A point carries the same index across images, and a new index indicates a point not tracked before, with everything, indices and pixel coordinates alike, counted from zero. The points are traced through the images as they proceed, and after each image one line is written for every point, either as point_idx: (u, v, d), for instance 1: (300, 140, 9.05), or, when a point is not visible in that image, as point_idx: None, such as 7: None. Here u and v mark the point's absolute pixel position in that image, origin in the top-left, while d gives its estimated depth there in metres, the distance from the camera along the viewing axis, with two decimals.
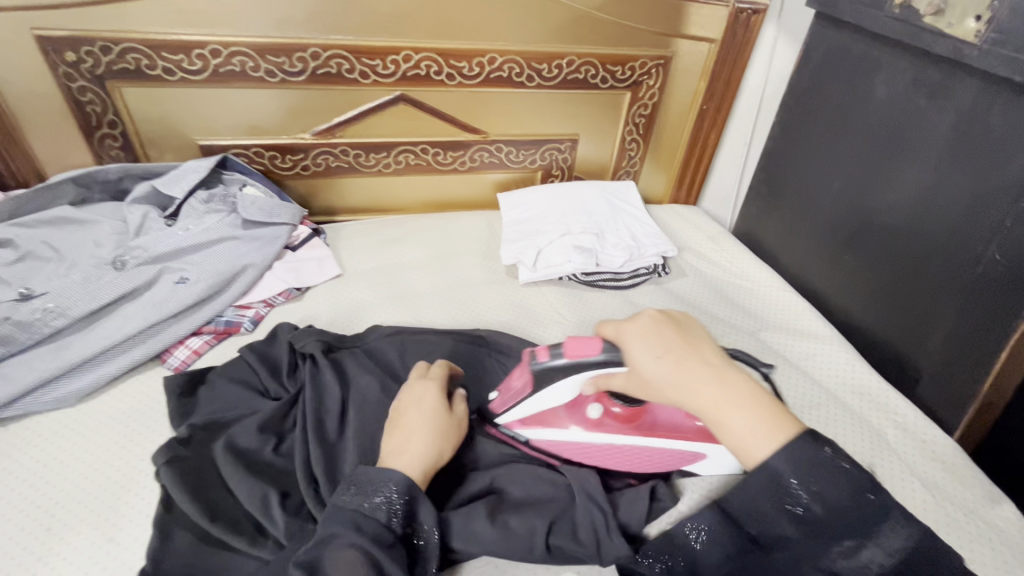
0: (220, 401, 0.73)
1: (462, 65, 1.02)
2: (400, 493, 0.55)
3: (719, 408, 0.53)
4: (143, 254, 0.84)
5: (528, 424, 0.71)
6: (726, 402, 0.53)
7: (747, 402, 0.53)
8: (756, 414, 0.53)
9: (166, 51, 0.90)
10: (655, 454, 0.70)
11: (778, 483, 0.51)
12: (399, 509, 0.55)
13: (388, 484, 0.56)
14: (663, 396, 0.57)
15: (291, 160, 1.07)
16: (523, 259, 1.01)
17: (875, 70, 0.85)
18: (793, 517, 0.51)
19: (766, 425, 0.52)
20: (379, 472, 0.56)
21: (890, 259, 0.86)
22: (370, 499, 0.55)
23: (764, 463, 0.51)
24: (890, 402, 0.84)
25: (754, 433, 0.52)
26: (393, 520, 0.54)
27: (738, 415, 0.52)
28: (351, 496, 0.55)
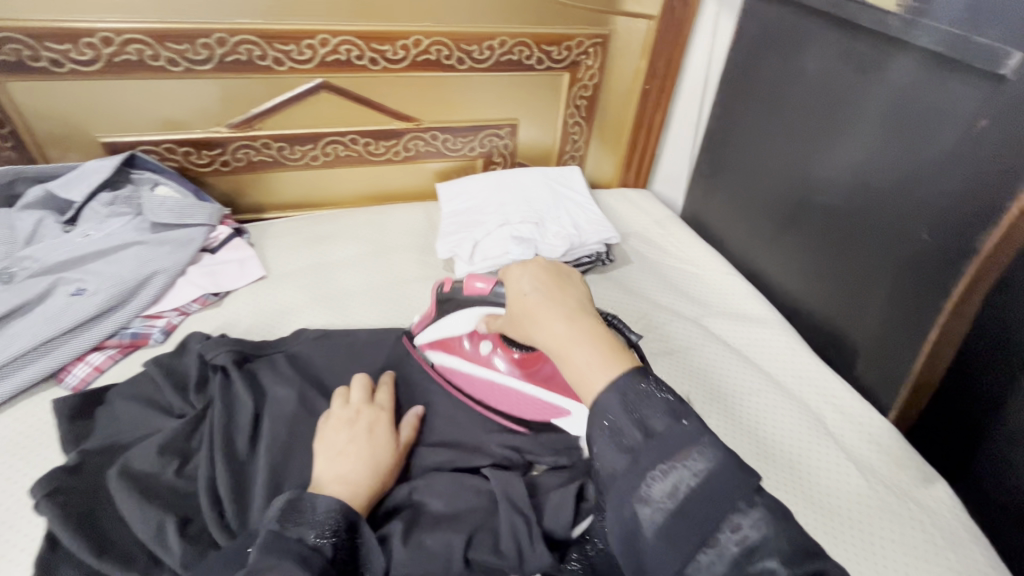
0: (119, 423, 0.68)
1: (385, 48, 0.96)
2: (342, 521, 0.54)
3: (567, 340, 0.47)
4: (34, 266, 0.78)
5: (438, 348, 0.82)
6: (569, 336, 0.47)
7: (591, 338, 0.47)
8: (602, 350, 0.46)
9: (50, 41, 0.83)
10: (532, 400, 0.76)
11: None
12: (338, 536, 0.53)
13: (325, 512, 0.54)
14: (525, 329, 0.52)
15: (208, 156, 1.00)
16: (458, 252, 0.97)
17: (807, 43, 0.82)
18: (618, 446, 0.41)
19: (604, 360, 0.45)
20: (317, 499, 0.55)
21: (828, 239, 0.84)
22: (317, 532, 0.52)
23: (598, 401, 0.43)
24: (829, 385, 0.82)
25: (592, 367, 0.45)
26: (333, 548, 0.51)
27: (580, 349, 0.46)
28: (289, 525, 0.52)
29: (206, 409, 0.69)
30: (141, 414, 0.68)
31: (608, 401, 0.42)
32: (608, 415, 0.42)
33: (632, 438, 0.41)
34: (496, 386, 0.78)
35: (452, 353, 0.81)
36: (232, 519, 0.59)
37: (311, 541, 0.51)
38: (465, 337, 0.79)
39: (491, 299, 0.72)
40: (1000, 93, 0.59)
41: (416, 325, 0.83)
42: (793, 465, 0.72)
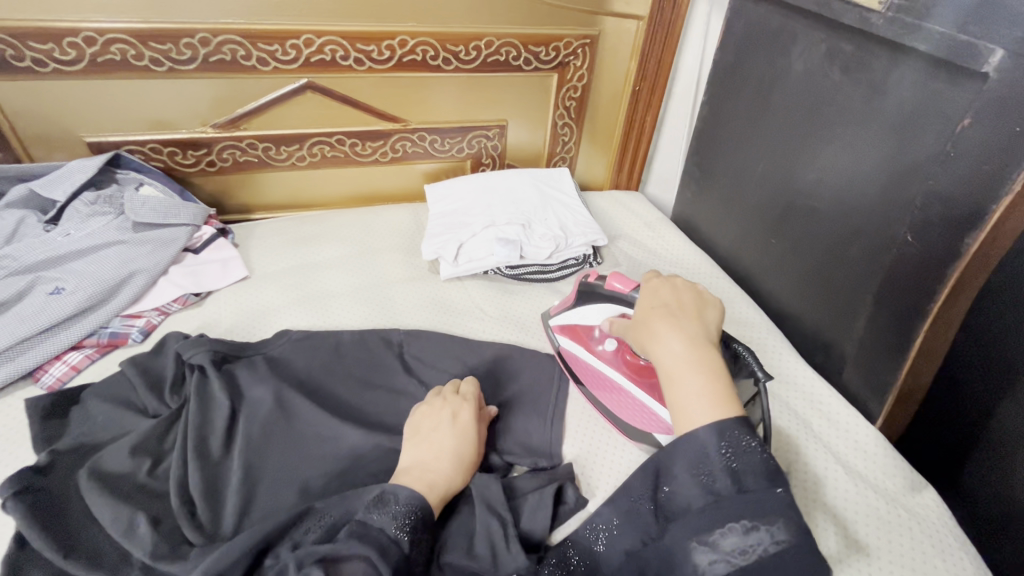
0: (93, 423, 0.67)
1: (370, 49, 0.96)
2: (422, 519, 0.53)
3: (686, 362, 0.53)
4: (13, 265, 0.78)
5: (565, 332, 0.80)
6: (687, 362, 0.53)
7: (704, 371, 0.53)
8: (708, 390, 0.52)
9: (33, 41, 0.83)
10: (642, 408, 0.69)
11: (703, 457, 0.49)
12: (416, 534, 0.52)
13: (410, 506, 0.53)
14: (642, 335, 0.59)
15: (194, 156, 1.00)
16: (443, 254, 0.96)
17: (791, 43, 0.81)
18: (701, 489, 0.49)
19: (712, 398, 0.51)
20: (406, 491, 0.54)
21: (814, 242, 0.83)
22: (397, 525, 0.51)
23: (691, 429, 0.50)
24: (814, 390, 0.81)
25: (699, 399, 0.51)
26: (410, 545, 0.51)
27: (691, 378, 0.52)
28: (373, 514, 0.52)
29: (181, 408, 0.69)
30: (114, 414, 0.68)
31: (702, 436, 0.50)
32: (701, 453, 0.50)
33: (719, 484, 0.48)
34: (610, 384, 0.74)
35: (576, 342, 0.78)
36: (203, 519, 0.59)
37: (392, 534, 0.50)
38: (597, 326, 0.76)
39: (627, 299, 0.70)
40: (983, 92, 0.58)
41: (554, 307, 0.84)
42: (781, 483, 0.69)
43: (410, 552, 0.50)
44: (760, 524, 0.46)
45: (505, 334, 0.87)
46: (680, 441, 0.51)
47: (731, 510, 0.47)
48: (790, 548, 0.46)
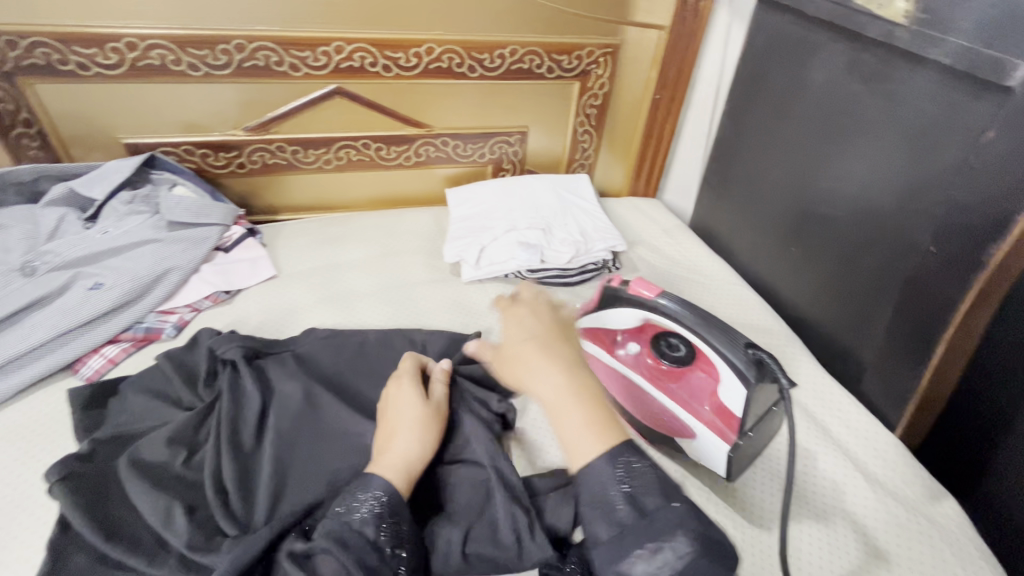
0: (131, 414, 0.70)
1: (398, 56, 0.99)
2: (393, 505, 0.53)
3: (565, 398, 0.52)
4: (55, 260, 0.81)
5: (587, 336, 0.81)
6: (563, 399, 0.52)
7: (581, 404, 0.52)
8: (587, 422, 0.51)
9: (78, 46, 0.86)
10: (666, 414, 0.70)
11: (599, 489, 0.48)
12: (387, 520, 0.52)
13: (378, 493, 0.54)
14: (515, 372, 0.56)
15: (225, 158, 1.03)
16: (465, 257, 0.98)
17: (813, 54, 0.82)
18: (601, 520, 0.47)
19: (596, 428, 0.51)
20: (373, 480, 0.55)
21: (834, 251, 0.83)
22: (358, 514, 0.52)
23: (585, 465, 0.49)
24: (834, 397, 0.81)
25: (584, 433, 0.51)
26: (378, 532, 0.51)
27: (572, 413, 0.52)
28: (338, 508, 0.53)
29: (215, 401, 0.71)
30: (150, 406, 0.70)
31: (598, 471, 0.48)
32: (598, 485, 0.48)
33: (622, 513, 0.47)
34: (633, 389, 0.74)
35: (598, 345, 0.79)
36: (237, 509, 0.60)
37: (357, 524, 0.51)
38: (620, 330, 0.78)
39: (657, 305, 0.71)
40: (1008, 105, 0.58)
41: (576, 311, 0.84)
42: (803, 494, 0.69)
43: (380, 540, 0.51)
44: (664, 543, 0.44)
45: None
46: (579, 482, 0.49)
47: (635, 536, 0.45)
48: (696, 560, 0.44)
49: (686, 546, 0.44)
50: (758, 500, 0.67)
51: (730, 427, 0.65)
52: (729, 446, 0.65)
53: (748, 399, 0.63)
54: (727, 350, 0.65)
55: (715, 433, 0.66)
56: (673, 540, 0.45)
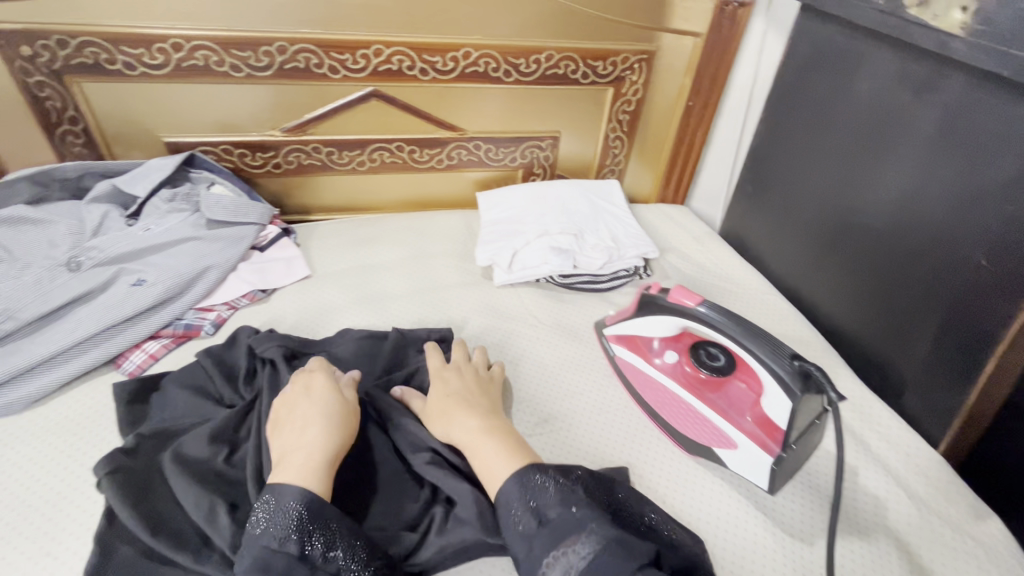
0: (173, 409, 0.70)
1: (436, 60, 0.99)
2: (310, 509, 0.51)
3: (480, 435, 0.60)
4: (99, 255, 0.82)
5: (622, 343, 0.81)
6: (477, 437, 0.60)
7: (496, 438, 0.59)
8: (503, 450, 0.58)
9: (125, 45, 0.87)
10: (705, 423, 0.70)
11: (507, 508, 0.52)
12: (308, 527, 0.50)
13: (287, 503, 0.51)
14: (438, 424, 0.64)
15: (262, 158, 1.04)
16: (498, 260, 0.98)
17: (860, 64, 0.82)
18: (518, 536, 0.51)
19: (507, 454, 0.57)
20: (274, 490, 0.52)
21: (875, 263, 0.82)
22: (275, 529, 0.49)
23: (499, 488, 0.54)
24: (874, 411, 0.79)
25: (498, 460, 0.57)
26: (300, 544, 0.49)
27: (487, 444, 0.59)
28: (256, 526, 0.50)
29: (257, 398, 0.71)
30: (192, 402, 0.71)
31: (511, 490, 0.53)
32: (508, 504, 0.52)
33: (527, 525, 0.50)
34: (670, 397, 0.74)
35: (635, 353, 0.80)
36: None
37: (273, 545, 0.49)
38: (657, 339, 0.79)
39: (697, 314, 0.69)
40: None
41: (609, 317, 0.85)
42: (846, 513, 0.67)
43: (304, 549, 0.49)
44: (566, 547, 0.47)
45: (558, 341, 0.88)
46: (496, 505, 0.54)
47: (543, 544, 0.49)
48: (599, 555, 0.46)
49: (590, 546, 0.47)
50: (801, 514, 0.66)
51: (773, 439, 0.65)
52: (771, 458, 0.64)
53: (795, 411, 0.62)
54: (773, 361, 0.63)
55: (757, 444, 0.65)
56: (575, 543, 0.47)
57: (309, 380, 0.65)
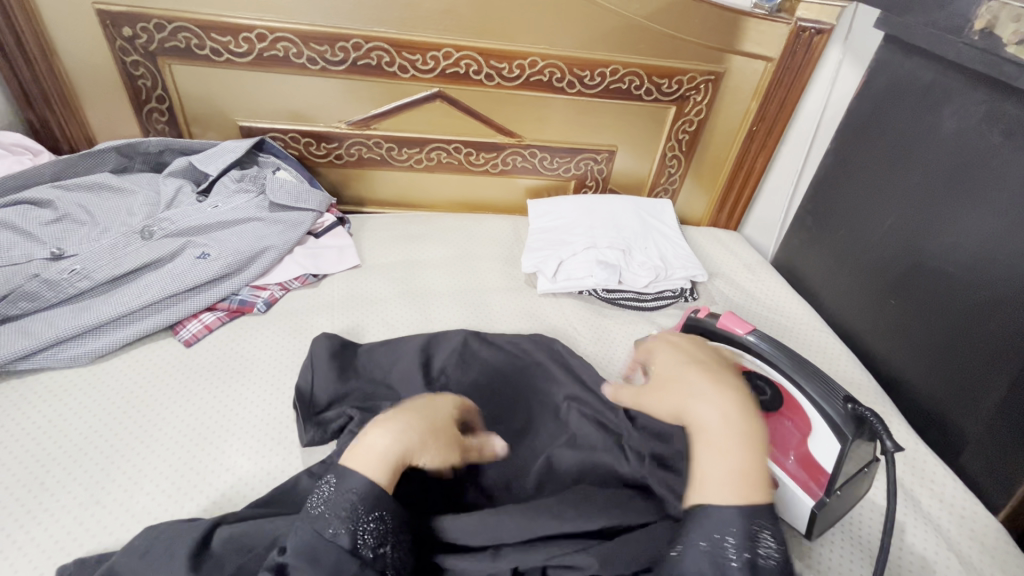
0: (229, 390, 0.74)
1: (502, 66, 1.01)
2: (368, 503, 0.50)
3: (726, 432, 0.55)
4: (170, 227, 0.86)
5: None
6: (728, 441, 0.54)
7: (742, 451, 0.53)
8: (737, 470, 0.52)
9: (215, 33, 0.93)
10: None
11: (724, 533, 0.48)
12: (363, 521, 0.49)
13: (352, 492, 0.50)
14: (677, 403, 0.60)
15: (326, 149, 1.08)
16: (543, 268, 0.98)
17: (943, 101, 0.78)
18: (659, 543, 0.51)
19: (740, 479, 0.52)
20: (344, 476, 0.51)
21: (943, 308, 0.78)
22: (332, 519, 0.48)
23: (714, 504, 0.50)
24: (929, 468, 0.75)
25: (724, 480, 0.52)
26: (353, 537, 0.48)
27: (724, 461, 0.53)
28: (313, 512, 0.49)
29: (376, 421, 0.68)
30: (253, 384, 0.75)
31: (725, 517, 0.49)
32: (722, 530, 0.49)
33: (730, 564, 0.47)
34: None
35: None
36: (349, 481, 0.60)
37: (328, 533, 0.47)
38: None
39: (744, 343, 0.67)
40: None
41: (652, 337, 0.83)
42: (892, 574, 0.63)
43: (356, 543, 0.48)
44: None
45: (593, 356, 0.87)
46: (709, 513, 0.50)
47: None
48: None
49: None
50: (841, 565, 0.62)
51: (817, 481, 0.61)
52: (814, 501, 0.61)
53: (843, 454, 0.59)
54: (824, 402, 0.60)
55: (798, 484, 0.62)
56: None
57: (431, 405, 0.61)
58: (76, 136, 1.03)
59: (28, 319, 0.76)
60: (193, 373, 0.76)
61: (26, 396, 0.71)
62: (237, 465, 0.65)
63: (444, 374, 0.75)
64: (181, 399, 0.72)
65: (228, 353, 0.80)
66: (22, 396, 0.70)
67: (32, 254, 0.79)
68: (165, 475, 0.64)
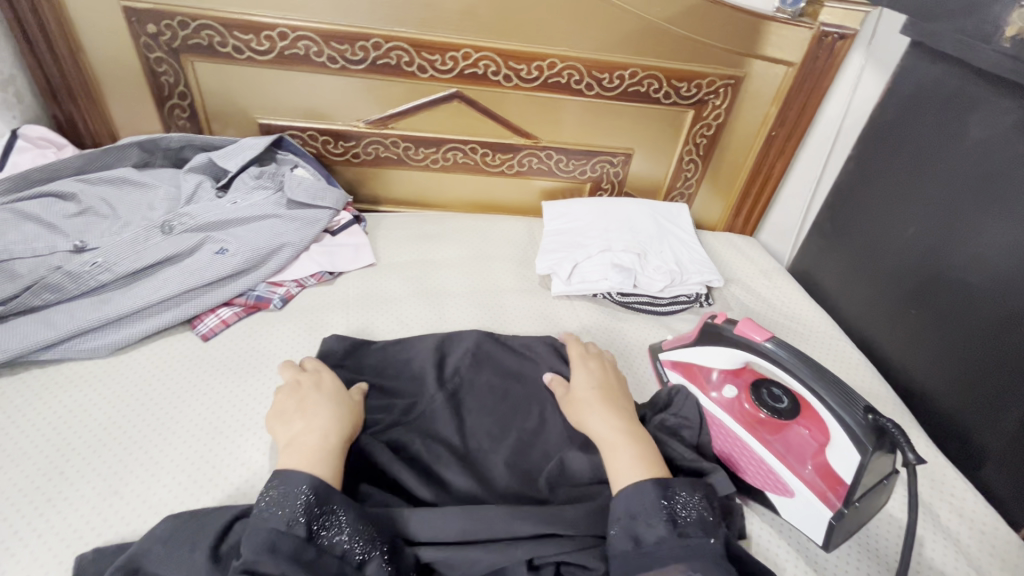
0: (247, 384, 0.75)
1: (521, 67, 1.01)
2: (317, 494, 0.51)
3: (623, 436, 0.61)
4: (190, 222, 0.87)
5: (678, 369, 0.79)
6: (617, 440, 0.61)
7: (634, 445, 0.60)
8: (640, 461, 0.58)
9: (237, 31, 0.93)
10: (760, 463, 0.67)
11: (648, 498, 0.54)
12: (314, 513, 0.51)
13: (296, 489, 0.52)
14: (579, 415, 0.66)
15: (343, 147, 1.09)
16: (557, 270, 0.98)
17: (971, 109, 0.77)
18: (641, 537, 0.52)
19: (643, 467, 0.57)
20: (285, 478, 0.52)
21: (966, 319, 0.77)
22: (286, 514, 0.50)
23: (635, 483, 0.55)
24: (948, 482, 0.73)
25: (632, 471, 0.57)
26: (309, 528, 0.50)
27: (622, 456, 0.59)
28: (261, 511, 0.50)
29: (393, 422, 0.68)
30: (271, 379, 0.76)
31: (642, 491, 0.54)
32: (644, 500, 0.54)
33: (658, 527, 0.52)
34: (726, 433, 0.70)
35: (692, 381, 0.77)
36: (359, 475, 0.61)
37: (282, 526, 0.49)
38: (716, 369, 0.75)
39: (762, 349, 0.66)
40: None
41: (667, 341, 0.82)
42: None
43: (313, 533, 0.50)
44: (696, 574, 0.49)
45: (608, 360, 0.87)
46: (625, 490, 0.55)
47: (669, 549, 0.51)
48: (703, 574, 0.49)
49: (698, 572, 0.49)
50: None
51: (835, 491, 0.60)
52: (832, 512, 0.60)
53: (863, 466, 0.58)
54: (844, 411, 0.59)
55: (816, 494, 0.61)
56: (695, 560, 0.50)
57: (317, 377, 0.67)
58: (99, 131, 1.04)
59: (49, 310, 0.77)
60: (211, 367, 0.77)
61: (47, 386, 0.72)
62: (252, 459, 0.66)
63: (458, 376, 0.75)
64: (198, 392, 0.73)
65: (244, 348, 0.80)
66: (44, 386, 0.72)
67: (56, 246, 0.81)
68: (182, 468, 0.64)
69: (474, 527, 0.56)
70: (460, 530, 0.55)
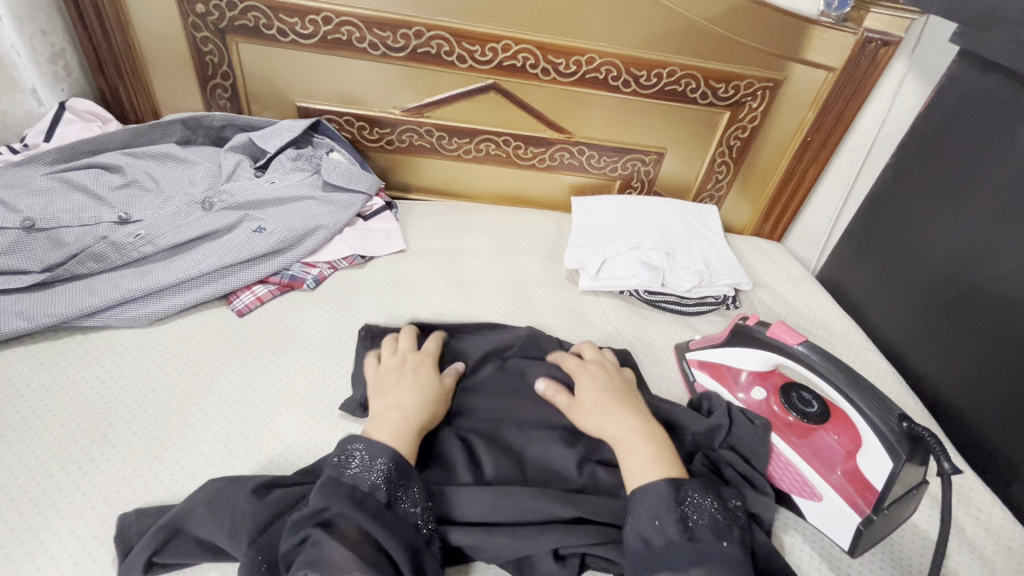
0: (281, 361, 0.76)
1: (559, 61, 1.01)
2: (399, 468, 0.53)
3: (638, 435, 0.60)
4: (230, 200, 0.89)
5: (704, 368, 0.80)
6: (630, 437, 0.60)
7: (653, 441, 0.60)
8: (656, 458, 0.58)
9: (283, 14, 0.95)
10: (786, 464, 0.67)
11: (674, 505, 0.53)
12: (395, 481, 0.52)
13: (381, 457, 0.53)
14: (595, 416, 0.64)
15: (378, 134, 1.10)
16: (586, 265, 0.98)
17: (1019, 122, 0.76)
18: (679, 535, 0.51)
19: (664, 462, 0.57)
20: (374, 446, 0.54)
21: (1004, 332, 0.76)
22: (370, 476, 0.51)
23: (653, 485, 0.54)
24: (975, 496, 0.73)
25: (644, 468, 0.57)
26: (390, 493, 0.51)
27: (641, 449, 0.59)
28: (345, 472, 0.51)
29: None
30: (303, 356, 0.77)
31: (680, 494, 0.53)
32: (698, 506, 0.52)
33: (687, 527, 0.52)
34: None
35: (719, 381, 0.77)
36: None
37: (364, 487, 0.51)
38: (745, 371, 0.75)
39: (794, 353, 0.66)
40: None
41: (694, 341, 0.83)
42: None
43: (392, 499, 0.51)
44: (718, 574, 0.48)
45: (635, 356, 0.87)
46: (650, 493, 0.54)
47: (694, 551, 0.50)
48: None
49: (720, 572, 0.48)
50: None
51: (863, 497, 0.60)
52: (859, 518, 0.59)
53: (894, 474, 0.57)
54: (876, 417, 0.58)
55: (843, 498, 0.61)
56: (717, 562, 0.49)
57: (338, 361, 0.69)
58: (143, 106, 1.07)
59: (92, 278, 0.79)
60: (244, 342, 0.79)
61: (89, 351, 0.74)
62: (285, 433, 0.67)
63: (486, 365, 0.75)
64: (232, 365, 0.75)
65: (277, 324, 0.82)
66: (86, 351, 0.74)
67: (102, 216, 0.83)
68: (218, 438, 0.66)
69: (503, 506, 0.56)
70: (486, 511, 0.56)
